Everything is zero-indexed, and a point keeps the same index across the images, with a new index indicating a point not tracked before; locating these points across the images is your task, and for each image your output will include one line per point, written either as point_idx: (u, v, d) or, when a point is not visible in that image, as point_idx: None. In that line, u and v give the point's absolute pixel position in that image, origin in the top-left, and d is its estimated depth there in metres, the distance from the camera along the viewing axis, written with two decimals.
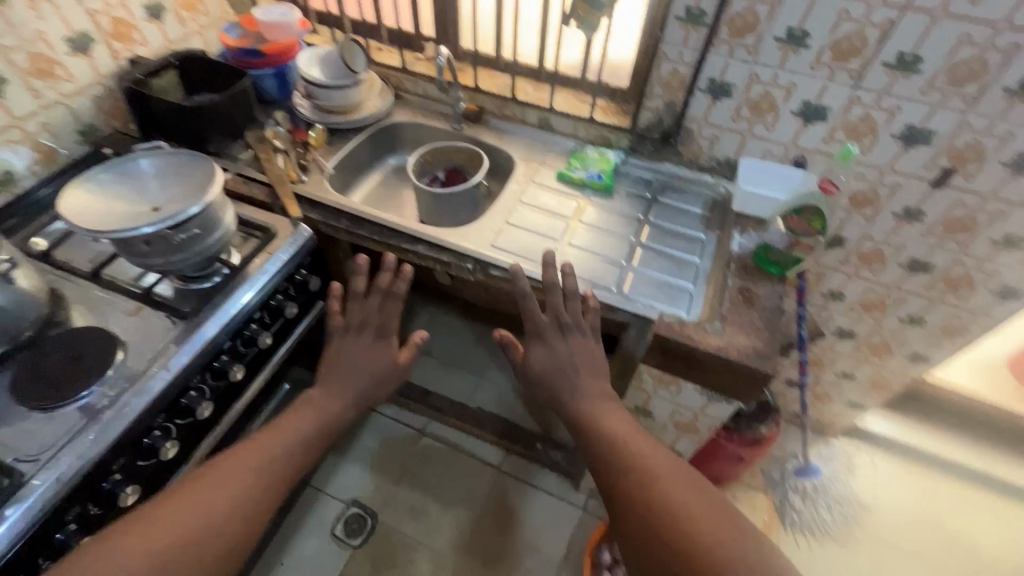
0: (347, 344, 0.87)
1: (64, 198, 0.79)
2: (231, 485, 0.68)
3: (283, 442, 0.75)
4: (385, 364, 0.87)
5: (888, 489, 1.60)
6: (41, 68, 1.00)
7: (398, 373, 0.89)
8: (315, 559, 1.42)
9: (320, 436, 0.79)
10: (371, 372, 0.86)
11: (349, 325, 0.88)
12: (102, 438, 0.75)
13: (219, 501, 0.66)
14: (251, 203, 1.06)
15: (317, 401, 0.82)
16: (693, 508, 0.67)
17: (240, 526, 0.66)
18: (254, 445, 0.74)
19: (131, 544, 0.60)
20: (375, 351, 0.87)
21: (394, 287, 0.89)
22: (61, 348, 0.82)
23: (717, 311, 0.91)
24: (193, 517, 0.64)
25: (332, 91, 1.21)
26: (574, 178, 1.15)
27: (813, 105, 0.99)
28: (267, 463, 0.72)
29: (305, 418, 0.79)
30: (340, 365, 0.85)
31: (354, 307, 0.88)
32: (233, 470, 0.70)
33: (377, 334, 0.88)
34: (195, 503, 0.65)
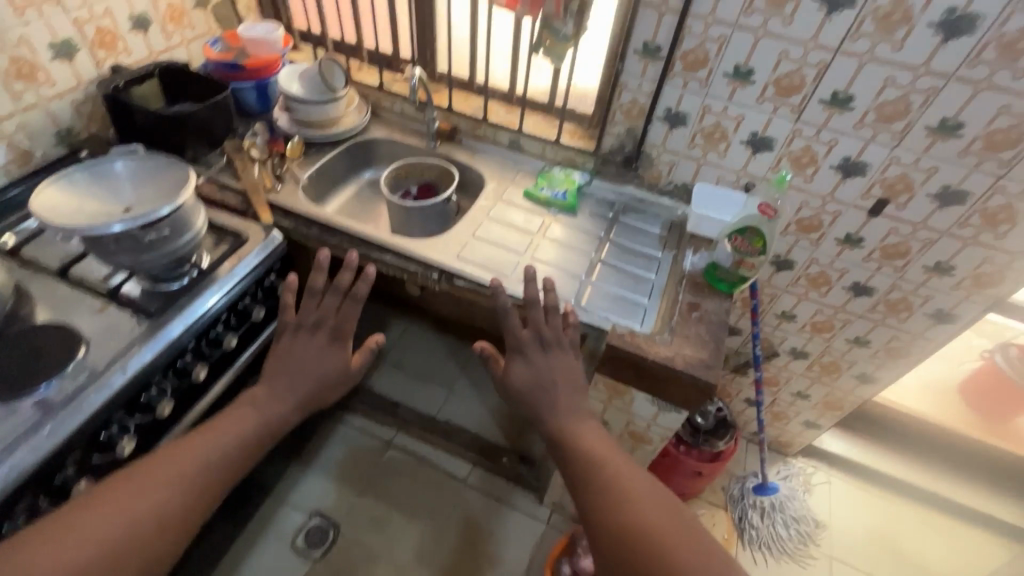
0: (298, 341, 0.89)
1: (36, 196, 0.82)
2: (167, 484, 0.69)
3: (223, 443, 0.77)
4: (336, 366, 0.90)
5: (843, 508, 1.65)
6: (22, 71, 1.03)
7: (349, 376, 0.92)
8: (273, 569, 1.40)
9: (260, 435, 0.81)
10: (325, 373, 0.88)
11: (302, 323, 0.90)
12: (57, 431, 0.76)
13: (151, 502, 0.66)
14: (224, 207, 1.10)
15: (262, 401, 0.83)
16: (665, 531, 0.66)
17: (172, 529, 0.67)
18: (193, 443, 0.75)
19: (52, 544, 0.59)
20: (327, 352, 0.90)
21: (355, 289, 0.92)
22: (22, 342, 0.84)
23: (667, 324, 0.96)
24: (122, 518, 0.64)
25: (310, 106, 1.25)
26: (540, 198, 1.21)
27: (760, 136, 1.07)
28: (206, 464, 0.73)
29: (246, 420, 0.80)
30: (288, 365, 0.87)
31: (310, 304, 0.91)
32: (167, 471, 0.70)
33: (332, 334, 0.91)
34: (126, 503, 0.65)
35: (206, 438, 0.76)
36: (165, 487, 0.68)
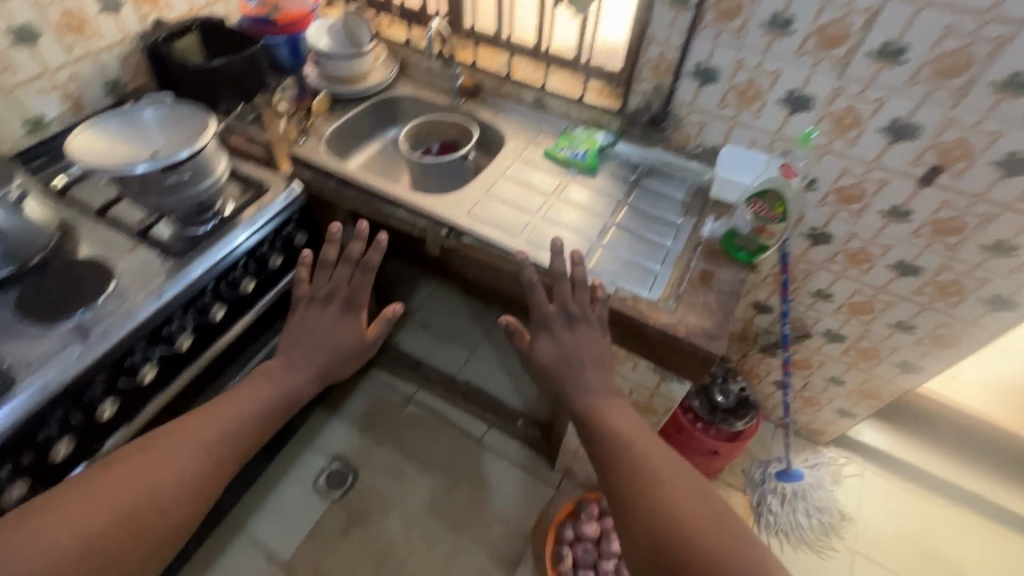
0: (311, 314, 0.85)
1: (72, 138, 0.89)
2: (171, 466, 0.67)
3: (232, 419, 0.74)
4: (352, 339, 0.85)
5: (874, 503, 1.55)
6: (73, 24, 1.10)
7: (365, 348, 0.87)
8: (296, 505, 1.50)
9: (276, 409, 0.78)
10: (340, 346, 0.84)
11: (315, 295, 0.86)
12: (87, 354, 0.83)
13: (154, 484, 0.65)
14: (249, 158, 1.14)
15: (274, 371, 0.81)
16: (696, 525, 0.63)
17: (178, 511, 0.65)
18: (200, 419, 0.73)
19: (66, 515, 0.60)
20: (342, 324, 0.85)
21: (367, 258, 0.85)
22: (63, 273, 0.91)
23: (674, 290, 0.92)
24: (124, 501, 0.63)
25: (338, 60, 1.26)
26: (559, 157, 1.18)
27: (798, 94, 0.98)
28: (213, 443, 0.71)
29: (261, 392, 0.78)
30: (303, 336, 0.83)
31: (322, 276, 0.87)
32: (172, 450, 0.68)
33: (343, 305, 0.86)
34: (128, 486, 0.64)
35: (214, 413, 0.74)
36: (170, 468, 0.67)
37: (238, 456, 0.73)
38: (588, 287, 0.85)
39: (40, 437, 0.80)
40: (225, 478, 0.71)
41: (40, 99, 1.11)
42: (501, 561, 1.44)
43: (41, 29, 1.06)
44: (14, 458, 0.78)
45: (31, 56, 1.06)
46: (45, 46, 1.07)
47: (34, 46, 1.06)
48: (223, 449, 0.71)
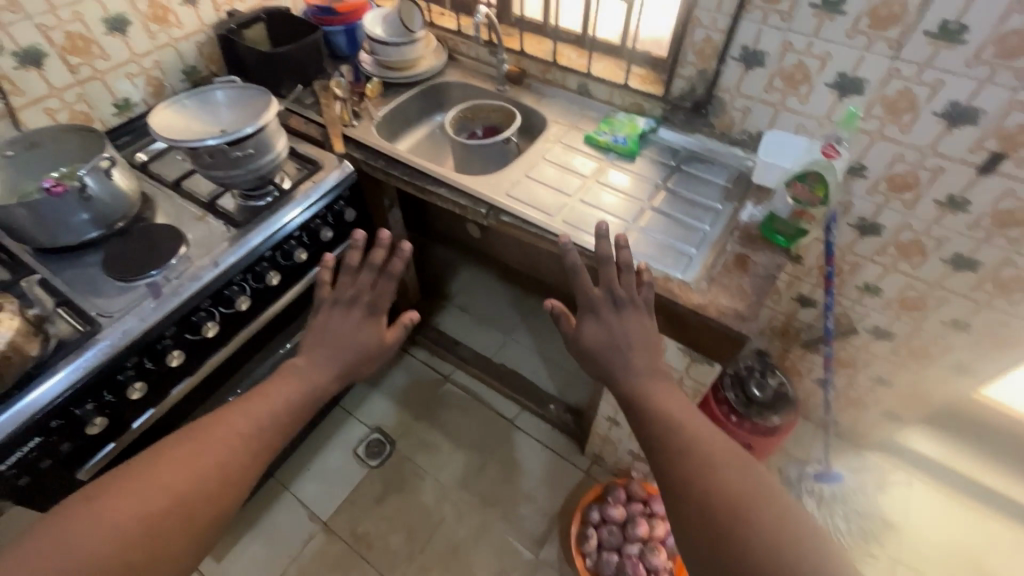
0: (334, 319, 0.82)
1: (154, 114, 0.98)
2: (212, 459, 0.67)
3: (268, 411, 0.73)
4: (373, 342, 0.82)
5: (922, 513, 1.48)
6: (157, 14, 1.21)
7: (383, 352, 0.84)
8: (337, 470, 1.59)
9: (305, 403, 0.77)
10: (359, 348, 0.81)
11: (338, 298, 0.83)
12: (160, 308, 0.92)
13: (196, 478, 0.65)
14: (306, 138, 1.23)
15: (303, 370, 0.78)
16: (753, 501, 0.60)
17: (222, 503, 0.65)
18: (239, 413, 0.72)
19: (109, 509, 0.60)
20: (363, 330, 0.82)
21: (391, 266, 0.84)
22: (142, 237, 1.01)
23: (708, 273, 0.92)
24: (169, 493, 0.63)
25: (389, 47, 1.32)
26: (599, 142, 1.19)
27: (849, 77, 0.95)
28: (252, 438, 0.70)
29: (290, 387, 0.77)
30: (323, 338, 0.81)
31: (345, 281, 0.84)
32: (212, 444, 0.68)
33: (366, 311, 0.83)
34: (171, 479, 0.64)
35: (252, 407, 0.73)
36: (211, 460, 0.67)
37: (275, 448, 0.73)
38: (634, 270, 0.83)
39: (118, 379, 0.89)
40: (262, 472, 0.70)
41: (128, 83, 1.23)
42: (528, 538, 1.47)
43: (131, 19, 1.17)
44: (97, 395, 0.87)
45: (122, 43, 1.18)
46: (133, 34, 1.19)
47: (124, 34, 1.17)
48: (262, 441, 0.71)
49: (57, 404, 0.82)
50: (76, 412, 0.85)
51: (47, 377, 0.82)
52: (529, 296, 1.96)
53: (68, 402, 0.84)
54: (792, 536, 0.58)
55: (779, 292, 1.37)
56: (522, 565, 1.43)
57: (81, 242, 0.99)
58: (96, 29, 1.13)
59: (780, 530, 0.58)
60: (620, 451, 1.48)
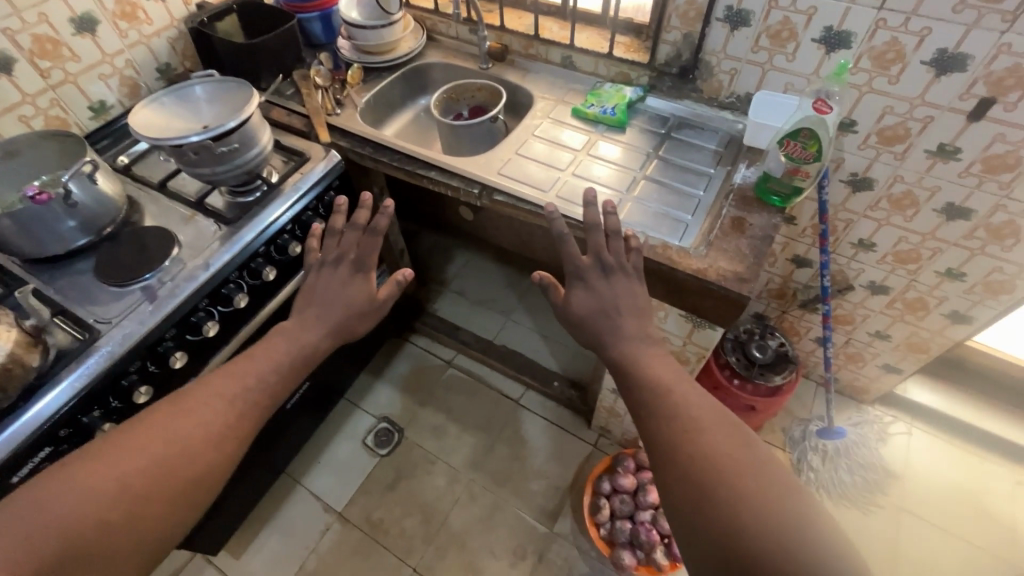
0: (322, 279, 0.87)
1: (134, 113, 0.95)
2: (195, 421, 0.70)
3: (253, 375, 0.77)
4: (361, 298, 0.86)
5: (923, 460, 1.52)
6: (126, 11, 1.17)
7: (375, 309, 0.88)
8: (348, 460, 1.60)
9: (297, 368, 0.80)
10: (349, 305, 0.85)
11: (325, 259, 0.88)
12: (157, 310, 0.92)
13: (181, 439, 0.68)
14: (290, 130, 1.20)
15: (291, 331, 0.82)
16: (743, 473, 0.60)
17: (211, 459, 0.68)
18: (222, 378, 0.75)
19: (99, 469, 0.62)
20: (351, 283, 0.86)
21: (373, 223, 0.87)
22: (132, 240, 1.00)
23: (705, 238, 0.92)
24: (153, 453, 0.65)
25: (367, 31, 1.28)
26: (588, 114, 1.18)
27: (835, 31, 0.94)
28: (236, 402, 0.74)
29: (280, 350, 0.80)
30: (314, 296, 0.86)
31: (330, 244, 0.89)
32: (195, 406, 0.71)
33: (354, 270, 0.87)
34: (157, 441, 0.67)
35: (234, 373, 0.76)
36: (198, 419, 0.70)
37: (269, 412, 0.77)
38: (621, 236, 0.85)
39: (124, 384, 0.89)
40: (249, 432, 0.74)
41: (102, 85, 1.20)
42: (541, 514, 1.49)
43: (99, 17, 1.14)
44: (102, 400, 0.87)
45: (92, 43, 1.15)
46: (103, 34, 1.15)
47: (93, 33, 1.14)
48: (249, 402, 0.74)
49: (64, 414, 0.82)
50: (83, 420, 0.85)
51: (51, 386, 0.82)
52: (525, 276, 1.96)
53: (75, 410, 0.83)
54: (776, 501, 0.58)
55: (775, 255, 1.38)
56: (538, 540, 1.45)
57: (71, 250, 0.97)
58: (64, 30, 1.09)
59: (767, 502, 0.57)
60: (625, 422, 1.50)
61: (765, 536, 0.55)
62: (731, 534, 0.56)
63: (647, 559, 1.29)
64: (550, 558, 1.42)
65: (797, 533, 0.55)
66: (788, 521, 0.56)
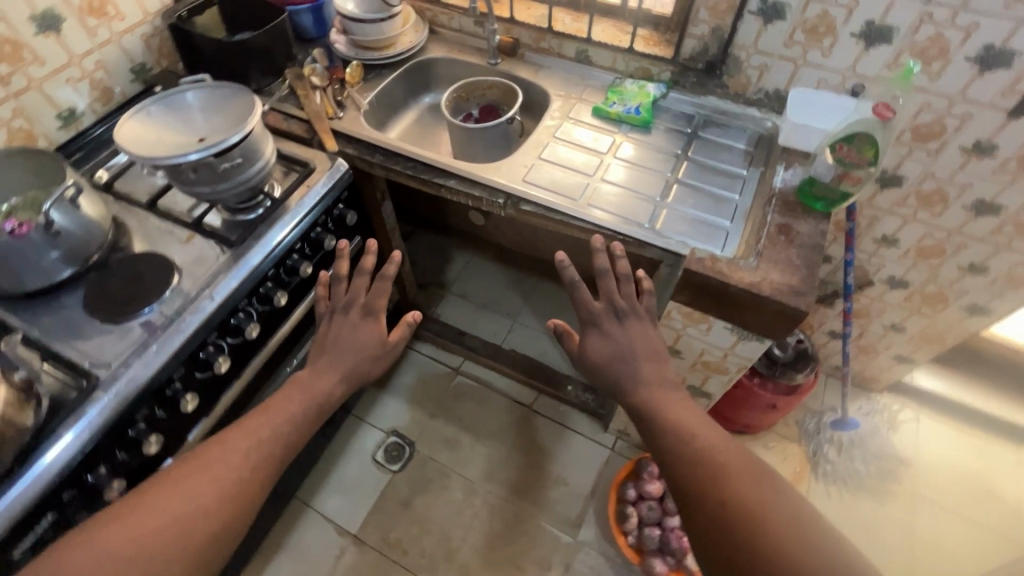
0: (335, 324, 0.85)
1: (120, 127, 0.84)
2: (213, 474, 0.68)
3: (270, 427, 0.75)
4: (372, 344, 0.83)
5: (933, 446, 1.55)
6: (93, 6, 1.05)
7: (387, 351, 0.85)
8: (358, 479, 1.53)
9: (309, 415, 0.78)
10: (360, 350, 0.83)
11: (336, 307, 0.86)
12: (163, 349, 0.83)
13: (202, 493, 0.66)
14: (290, 137, 1.10)
15: (304, 381, 0.80)
16: (763, 505, 0.62)
17: (227, 516, 0.67)
18: (239, 432, 0.73)
19: (116, 531, 0.61)
20: (362, 328, 0.84)
21: (382, 268, 0.83)
22: (124, 270, 0.90)
23: (753, 248, 0.88)
24: (171, 511, 0.64)
25: (366, 25, 1.18)
26: (610, 114, 1.12)
27: (877, 26, 0.91)
28: (255, 453, 0.72)
29: (293, 402, 0.78)
30: (328, 343, 0.83)
31: (339, 290, 0.87)
32: (214, 461, 0.69)
33: (364, 314, 0.85)
34: (174, 499, 0.65)
35: (250, 425, 0.74)
36: (214, 475, 0.68)
37: (283, 464, 0.75)
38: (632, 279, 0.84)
39: (130, 434, 0.81)
40: (267, 482, 0.72)
41: (70, 90, 1.07)
42: (563, 522, 1.46)
43: (64, 14, 1.01)
44: (107, 454, 0.79)
45: (58, 44, 1.02)
46: (69, 32, 1.02)
47: (58, 32, 1.01)
48: (264, 454, 0.72)
49: (68, 473, 0.73)
50: (88, 479, 0.77)
51: (49, 444, 0.72)
52: (528, 275, 1.90)
53: (79, 467, 0.75)
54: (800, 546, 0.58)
55: None
56: (562, 550, 1.42)
57: (54, 283, 0.87)
58: (25, 29, 0.96)
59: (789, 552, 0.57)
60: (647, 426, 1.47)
61: (797, 567, 0.56)
62: (762, 572, 0.57)
63: (678, 565, 1.28)
64: (577, 568, 1.40)
65: (820, 550, 0.58)
66: (811, 544, 0.58)
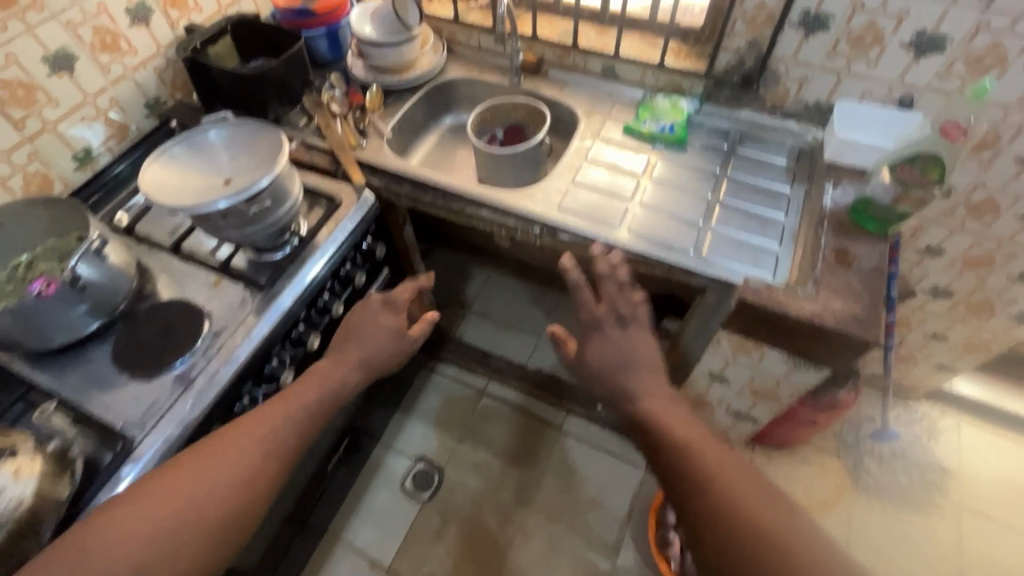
0: (357, 314, 0.91)
1: (143, 173, 0.80)
2: (227, 464, 0.70)
3: (285, 413, 0.77)
4: (392, 331, 0.90)
5: (976, 455, 1.51)
6: (106, 41, 1.01)
7: (405, 342, 0.92)
8: (388, 510, 1.50)
9: (324, 402, 0.82)
10: (379, 339, 0.89)
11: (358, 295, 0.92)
12: (198, 405, 0.79)
13: (217, 482, 0.68)
14: (313, 170, 1.06)
15: (324, 369, 0.85)
16: (760, 510, 0.62)
17: (242, 500, 0.69)
18: (251, 424, 0.74)
19: (139, 509, 0.63)
20: (383, 315, 0.90)
21: None
22: (151, 320, 0.86)
23: (809, 274, 0.84)
24: (192, 491, 0.66)
25: (385, 48, 1.15)
26: (643, 132, 1.08)
27: (928, 35, 0.86)
28: (267, 443, 0.74)
29: (309, 391, 0.81)
30: (350, 332, 0.89)
31: None
32: (229, 447, 0.71)
33: (387, 307, 0.91)
34: (197, 480, 0.67)
35: (262, 419, 0.75)
36: (232, 460, 0.70)
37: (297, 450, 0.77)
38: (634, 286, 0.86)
39: None
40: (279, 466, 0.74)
41: (85, 130, 1.03)
42: (599, 546, 1.43)
43: (76, 53, 0.97)
44: None
45: (71, 83, 0.98)
46: (82, 71, 0.99)
47: (71, 72, 0.97)
48: (278, 439, 0.75)
49: None
50: None
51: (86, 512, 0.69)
52: (549, 290, 1.87)
53: None
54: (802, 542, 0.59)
55: None
56: None
57: (80, 338, 0.83)
58: (37, 70, 0.93)
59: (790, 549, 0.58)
60: None
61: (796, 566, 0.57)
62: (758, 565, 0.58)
63: None
64: None
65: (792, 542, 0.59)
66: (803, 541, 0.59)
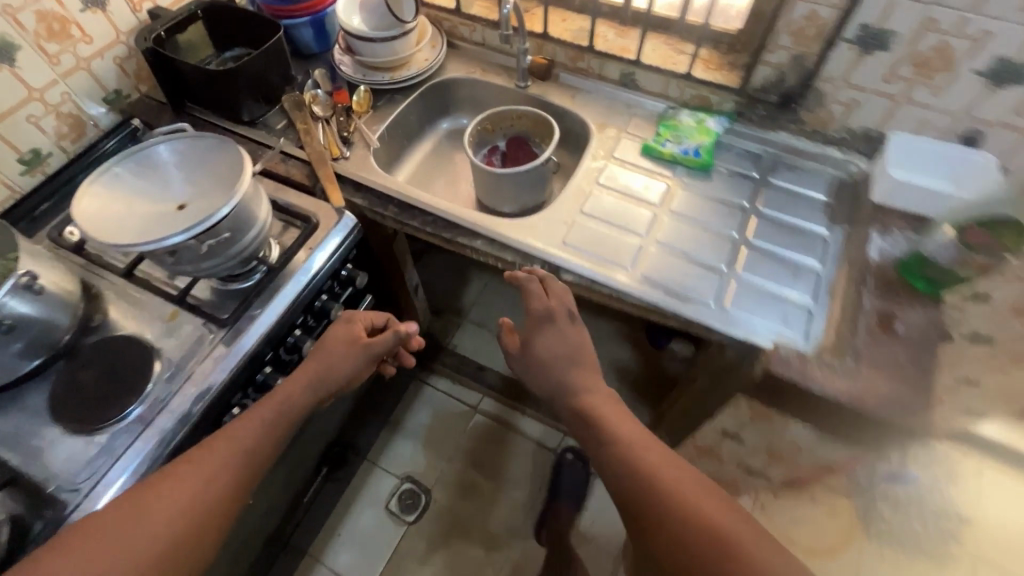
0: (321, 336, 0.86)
1: (79, 199, 0.69)
2: (201, 481, 0.65)
3: (247, 429, 0.71)
4: (352, 338, 0.83)
5: None
6: (54, 29, 0.88)
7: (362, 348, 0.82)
8: (371, 533, 1.43)
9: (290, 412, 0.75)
10: (335, 347, 0.81)
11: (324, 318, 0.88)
12: (143, 465, 0.70)
13: (191, 504, 0.63)
14: (289, 184, 0.94)
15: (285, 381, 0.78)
16: (699, 502, 0.60)
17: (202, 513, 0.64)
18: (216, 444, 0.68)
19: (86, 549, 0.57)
20: (341, 326, 0.84)
21: None
22: (95, 359, 0.76)
23: (848, 344, 0.73)
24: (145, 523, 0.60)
25: (376, 44, 1.02)
26: (663, 153, 0.95)
27: (1009, 63, 0.72)
28: (238, 453, 0.68)
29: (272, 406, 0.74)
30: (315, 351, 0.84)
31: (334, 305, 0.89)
32: (185, 470, 0.65)
33: (343, 320, 0.85)
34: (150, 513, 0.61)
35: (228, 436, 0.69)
36: (189, 483, 0.64)
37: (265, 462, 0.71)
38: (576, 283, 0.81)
39: None
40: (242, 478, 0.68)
41: (33, 130, 0.91)
42: None
43: (18, 43, 0.85)
44: None
45: (12, 77, 0.86)
46: (26, 64, 0.86)
47: (13, 65, 0.85)
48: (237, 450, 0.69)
49: None
50: None
51: None
52: None
53: None
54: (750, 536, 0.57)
55: None
56: None
57: (15, 378, 0.73)
58: None
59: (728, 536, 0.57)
60: None
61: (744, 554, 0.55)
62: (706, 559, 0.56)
63: None
64: None
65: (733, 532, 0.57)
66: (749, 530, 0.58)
